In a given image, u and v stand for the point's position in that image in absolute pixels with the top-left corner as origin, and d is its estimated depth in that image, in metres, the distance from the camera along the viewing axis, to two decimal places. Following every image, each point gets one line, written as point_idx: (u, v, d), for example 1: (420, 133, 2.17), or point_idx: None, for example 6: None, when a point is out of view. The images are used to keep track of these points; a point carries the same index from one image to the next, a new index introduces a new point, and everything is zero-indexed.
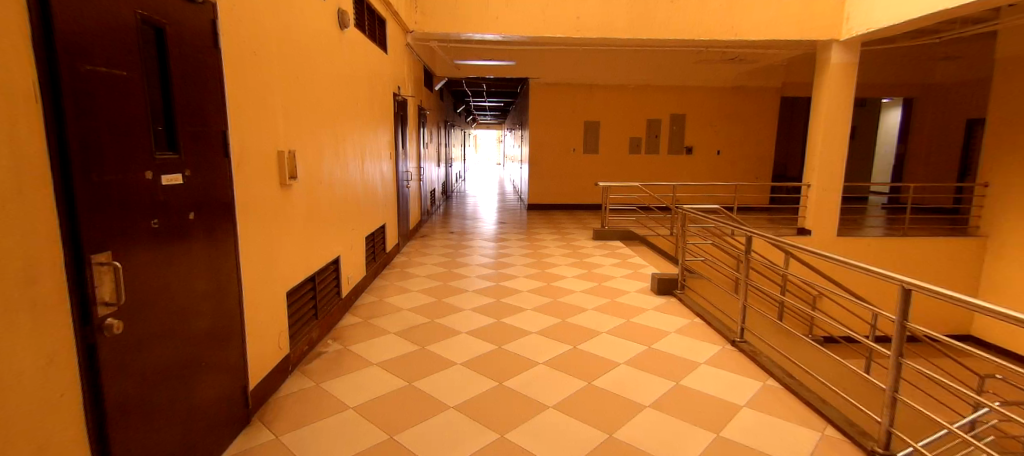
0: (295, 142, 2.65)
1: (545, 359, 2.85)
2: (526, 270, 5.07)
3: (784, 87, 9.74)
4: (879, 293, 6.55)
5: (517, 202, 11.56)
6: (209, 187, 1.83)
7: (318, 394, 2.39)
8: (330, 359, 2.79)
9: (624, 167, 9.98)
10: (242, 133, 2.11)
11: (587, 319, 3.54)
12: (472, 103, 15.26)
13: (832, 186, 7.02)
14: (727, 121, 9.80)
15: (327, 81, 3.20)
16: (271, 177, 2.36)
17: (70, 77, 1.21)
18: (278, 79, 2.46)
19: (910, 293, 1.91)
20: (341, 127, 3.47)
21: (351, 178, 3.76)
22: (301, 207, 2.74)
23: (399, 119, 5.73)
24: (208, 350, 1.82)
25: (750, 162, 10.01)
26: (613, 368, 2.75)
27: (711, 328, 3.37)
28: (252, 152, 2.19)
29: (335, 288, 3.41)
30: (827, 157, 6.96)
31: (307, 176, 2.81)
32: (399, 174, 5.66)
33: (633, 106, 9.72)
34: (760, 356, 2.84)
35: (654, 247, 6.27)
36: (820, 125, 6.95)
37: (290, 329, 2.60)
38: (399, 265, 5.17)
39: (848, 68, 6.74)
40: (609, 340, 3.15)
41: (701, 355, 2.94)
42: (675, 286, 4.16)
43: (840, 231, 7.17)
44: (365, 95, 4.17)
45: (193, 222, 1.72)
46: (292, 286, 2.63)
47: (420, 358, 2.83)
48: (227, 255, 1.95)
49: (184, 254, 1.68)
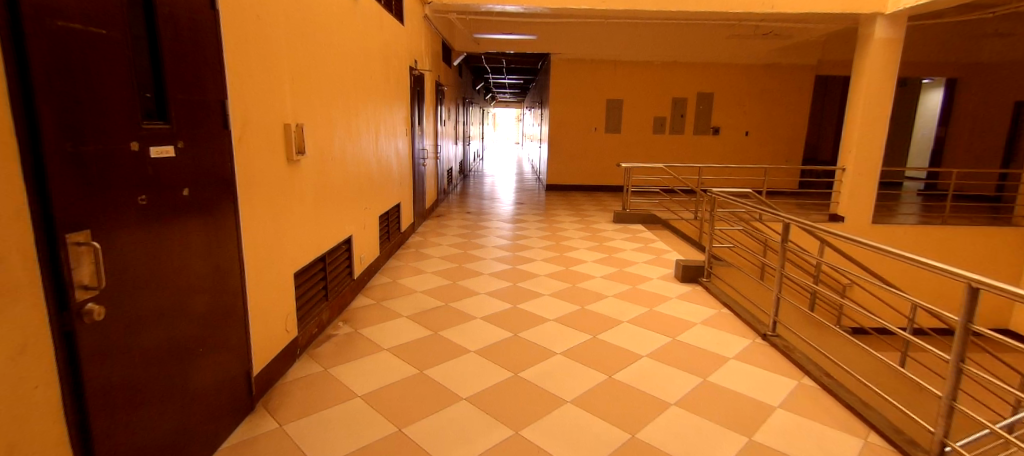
0: (303, 115, 2.49)
1: (562, 349, 2.70)
2: (544, 253, 4.91)
3: (819, 65, 9.20)
4: (914, 284, 6.22)
5: (535, 183, 11.31)
6: (209, 162, 1.70)
7: (326, 381, 2.28)
8: (339, 342, 2.69)
9: (646, 148, 9.63)
10: (246, 103, 1.97)
11: (607, 307, 3.38)
12: (491, 79, 14.87)
13: (869, 171, 6.65)
14: (757, 101, 9.34)
15: (340, 51, 3.04)
16: (279, 151, 2.23)
17: (39, 36, 1.07)
18: (284, 47, 2.29)
19: (979, 292, 1.65)
20: (353, 101, 3.31)
21: (365, 154, 3.62)
22: (311, 183, 2.62)
23: (415, 94, 5.53)
24: (206, 334, 1.72)
25: (778, 145, 9.56)
26: (636, 360, 2.60)
27: (740, 320, 3.17)
28: (256, 125, 2.04)
29: (347, 268, 3.31)
30: (865, 140, 6.58)
31: (316, 152, 2.66)
32: (414, 152, 5.48)
33: (658, 84, 9.31)
34: (794, 353, 2.64)
35: (677, 231, 6.02)
36: (859, 106, 6.54)
37: (298, 311, 2.51)
38: (414, 245, 5.07)
39: (892, 44, 6.29)
40: (631, 330, 2.99)
41: (730, 349, 2.76)
42: (700, 274, 3.95)
43: (874, 218, 6.82)
44: (380, 69, 4.01)
45: (189, 199, 1.60)
46: (301, 267, 2.53)
47: (432, 344, 2.71)
48: (228, 234, 1.83)
49: (180, 233, 1.57)
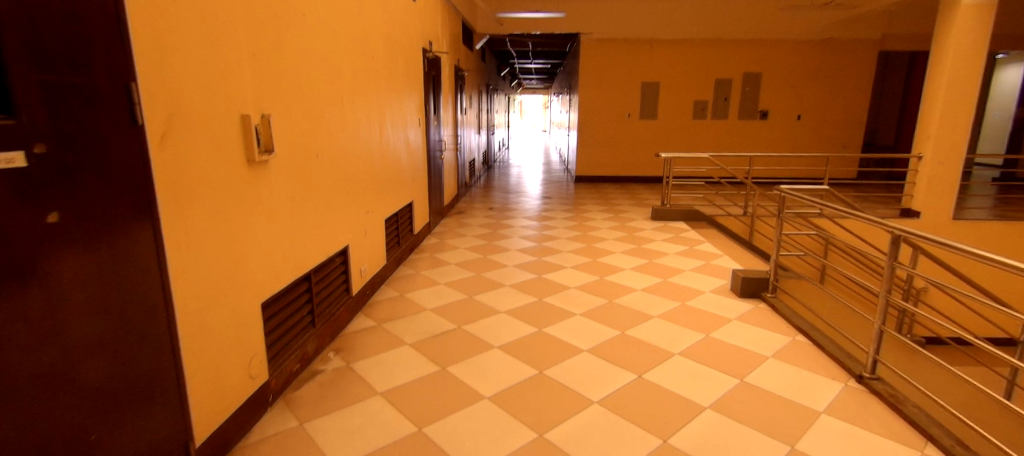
0: (271, 105, 1.98)
1: (601, 396, 2.13)
2: (574, 257, 4.32)
3: (885, 39, 8.17)
4: (1008, 289, 5.34)
5: (563, 174, 10.63)
6: (104, 171, 1.21)
7: (300, 443, 1.79)
8: (325, 382, 2.21)
9: (685, 134, 8.80)
10: (177, 90, 1.45)
11: (653, 332, 2.78)
12: (517, 64, 14.17)
13: (951, 159, 5.76)
14: (811, 80, 8.40)
15: (325, 29, 2.49)
16: (232, 152, 1.72)
17: None
18: (239, 20, 1.76)
19: None
20: (347, 89, 2.77)
21: (364, 149, 3.10)
22: (286, 188, 2.12)
23: (430, 80, 4.97)
24: (107, 408, 1.23)
25: (834, 130, 8.58)
26: (697, 414, 2.02)
27: (824, 354, 2.53)
28: (193, 119, 1.53)
29: (344, 285, 2.82)
30: (948, 124, 5.67)
31: (291, 150, 2.16)
32: (429, 143, 4.95)
33: (699, 65, 8.46)
34: (905, 405, 2.02)
35: (725, 230, 5.33)
36: (940, 83, 5.64)
37: (270, 349, 2.04)
38: (428, 248, 4.57)
39: (986, 10, 5.35)
40: (685, 367, 2.40)
41: (819, 399, 2.14)
42: (763, 288, 3.28)
43: (955, 212, 5.90)
44: (383, 50, 3.46)
45: (59, 225, 1.09)
46: (274, 295, 2.05)
47: (438, 386, 2.20)
48: (144, 268, 1.33)
49: (45, 280, 1.06)
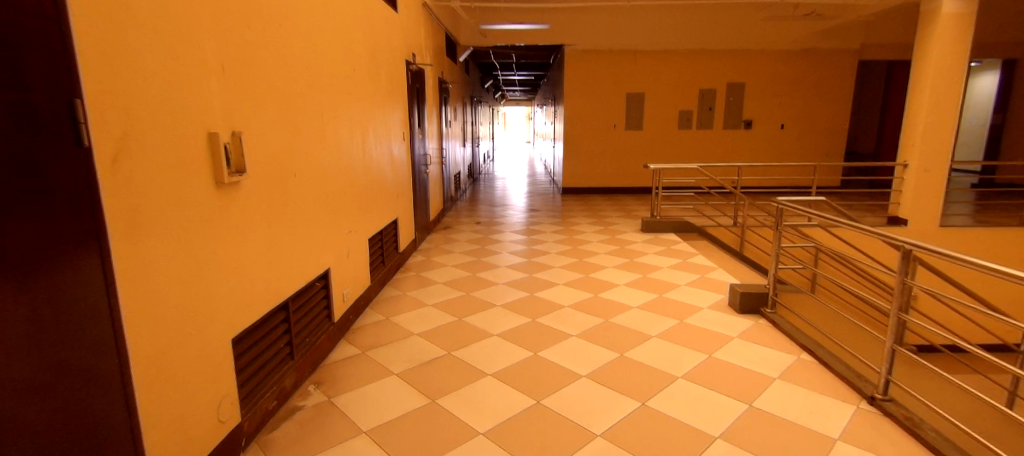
0: (242, 121, 1.82)
1: (605, 428, 1.99)
2: (566, 272, 4.19)
3: (863, 49, 8.32)
4: (995, 295, 5.36)
5: (550, 186, 10.53)
6: (39, 200, 1.04)
7: None
8: (304, 421, 2.02)
9: (671, 144, 8.81)
10: (134, 105, 1.29)
11: (653, 354, 2.65)
12: (501, 76, 14.17)
13: (935, 166, 5.82)
14: (794, 90, 8.50)
15: (303, 39, 2.35)
16: (197, 173, 1.55)
17: None
18: (207, 28, 1.61)
19: None
20: (327, 102, 2.62)
21: (347, 164, 2.94)
22: (260, 209, 1.95)
23: (414, 92, 4.84)
24: None
25: (817, 138, 8.68)
26: (707, 445, 1.89)
27: (831, 374, 2.43)
28: (153, 137, 1.37)
29: (325, 311, 2.65)
30: (931, 131, 5.73)
31: (267, 169, 2.00)
32: (414, 156, 4.80)
33: (683, 75, 8.50)
34: (922, 429, 1.92)
35: (716, 241, 5.27)
36: (921, 92, 5.72)
37: (242, 387, 1.86)
38: (414, 266, 4.39)
39: (962, 20, 5.46)
40: (691, 392, 2.27)
41: (833, 424, 2.03)
42: (762, 303, 3.19)
43: (941, 219, 5.94)
44: (366, 62, 3.33)
45: None
46: (247, 328, 1.88)
47: (427, 422, 2.03)
48: (90, 308, 1.15)
49: None
